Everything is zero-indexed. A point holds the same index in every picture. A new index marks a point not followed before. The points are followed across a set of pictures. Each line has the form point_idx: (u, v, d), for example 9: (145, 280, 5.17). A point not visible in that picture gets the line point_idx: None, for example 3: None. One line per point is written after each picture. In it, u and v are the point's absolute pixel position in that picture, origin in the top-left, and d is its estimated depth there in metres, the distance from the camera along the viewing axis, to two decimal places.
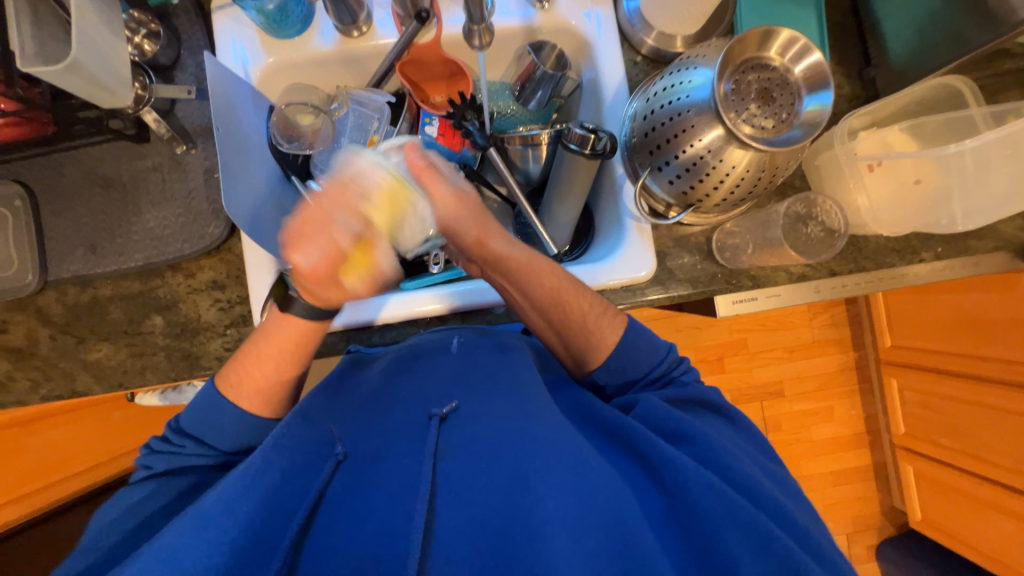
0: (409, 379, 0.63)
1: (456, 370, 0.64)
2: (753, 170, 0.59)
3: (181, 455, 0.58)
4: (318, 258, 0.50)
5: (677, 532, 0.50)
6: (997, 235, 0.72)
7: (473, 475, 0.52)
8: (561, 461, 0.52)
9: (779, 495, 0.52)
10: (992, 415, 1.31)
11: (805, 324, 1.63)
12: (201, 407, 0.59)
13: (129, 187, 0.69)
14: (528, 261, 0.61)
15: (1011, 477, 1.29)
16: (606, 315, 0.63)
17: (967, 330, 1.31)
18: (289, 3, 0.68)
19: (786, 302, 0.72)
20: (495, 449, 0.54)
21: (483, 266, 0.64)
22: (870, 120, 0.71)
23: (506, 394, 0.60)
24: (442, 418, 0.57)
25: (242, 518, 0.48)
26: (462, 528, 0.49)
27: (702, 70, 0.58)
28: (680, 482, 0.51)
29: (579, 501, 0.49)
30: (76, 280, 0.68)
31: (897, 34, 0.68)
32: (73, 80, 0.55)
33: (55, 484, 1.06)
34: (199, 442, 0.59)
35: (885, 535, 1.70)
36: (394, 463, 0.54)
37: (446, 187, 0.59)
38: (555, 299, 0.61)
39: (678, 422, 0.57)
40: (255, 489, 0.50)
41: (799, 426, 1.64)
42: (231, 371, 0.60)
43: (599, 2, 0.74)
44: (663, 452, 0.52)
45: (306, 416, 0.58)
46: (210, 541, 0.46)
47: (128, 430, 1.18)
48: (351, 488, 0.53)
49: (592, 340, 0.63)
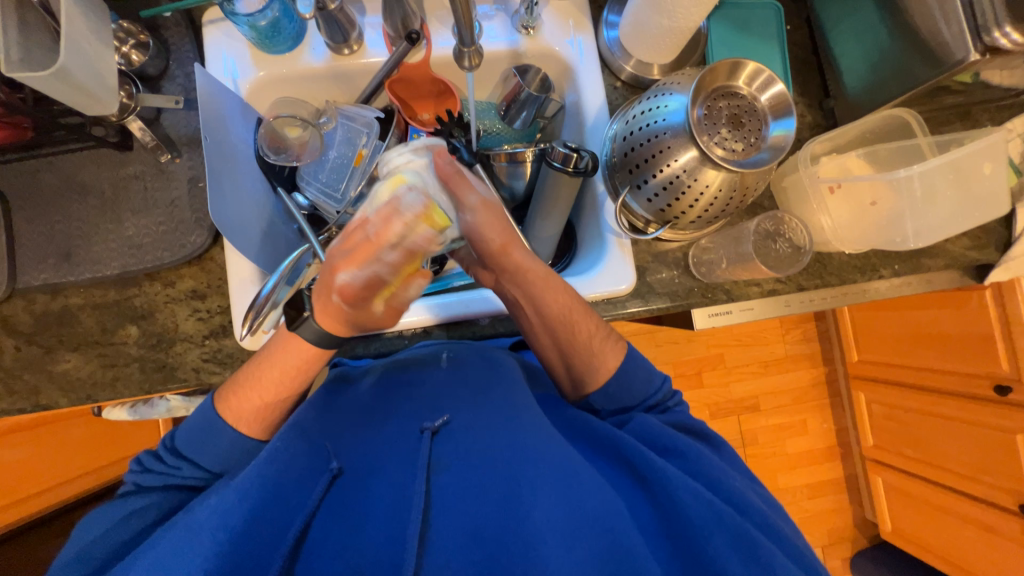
0: (402, 394, 0.63)
1: (451, 383, 0.64)
2: (725, 190, 0.63)
3: (176, 476, 0.57)
4: (358, 279, 0.51)
5: (666, 541, 0.52)
6: (947, 253, 0.78)
7: (468, 489, 0.53)
8: (551, 472, 0.53)
9: (765, 507, 0.55)
10: (952, 426, 1.37)
11: (778, 340, 1.69)
12: (198, 426, 0.57)
13: (109, 194, 0.68)
14: (545, 276, 0.63)
15: (973, 486, 1.35)
16: (608, 340, 0.65)
17: (927, 345, 1.39)
18: (281, 20, 0.69)
19: (758, 316, 0.76)
20: (487, 462, 0.55)
21: (500, 276, 0.65)
22: (831, 145, 0.76)
23: (499, 407, 0.61)
24: (434, 432, 0.58)
25: (235, 529, 0.47)
26: (458, 540, 0.50)
27: (677, 96, 0.62)
28: (668, 491, 0.52)
29: (571, 511, 0.50)
30: (46, 288, 0.66)
31: (851, 70, 0.74)
32: (60, 87, 0.55)
33: (15, 505, 1.00)
34: (197, 466, 0.57)
35: (858, 547, 1.73)
36: (392, 479, 0.54)
37: (474, 197, 0.57)
38: (565, 319, 0.63)
39: (666, 437, 0.58)
40: (248, 499, 0.49)
41: (774, 439, 1.68)
42: (231, 392, 0.59)
43: (582, 31, 0.78)
44: (654, 464, 0.53)
45: (303, 432, 0.56)
46: (203, 547, 0.45)
47: (91, 449, 1.12)
48: (345, 504, 0.53)
49: (593, 362, 0.64)
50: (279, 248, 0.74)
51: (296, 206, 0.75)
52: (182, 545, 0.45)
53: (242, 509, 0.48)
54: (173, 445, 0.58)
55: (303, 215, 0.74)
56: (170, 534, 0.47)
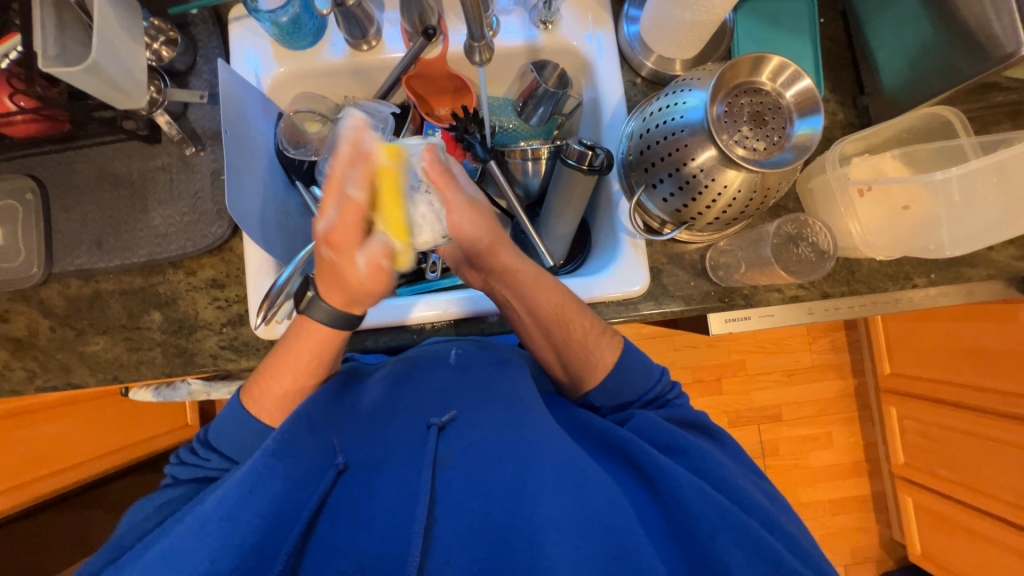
0: (409, 388, 0.63)
1: (455, 380, 0.63)
2: (745, 191, 0.60)
3: (203, 468, 0.60)
4: (335, 221, 0.49)
5: (674, 542, 0.50)
6: (990, 263, 0.72)
7: (473, 487, 0.53)
8: (555, 470, 0.52)
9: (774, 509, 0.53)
10: (991, 448, 1.29)
11: (805, 349, 1.62)
12: (225, 419, 0.61)
13: (138, 185, 0.71)
14: (534, 276, 0.63)
15: (1012, 512, 1.26)
16: (603, 335, 0.63)
17: (968, 360, 1.30)
18: (303, 16, 0.70)
19: (779, 322, 0.72)
20: (491, 461, 0.54)
21: (488, 277, 0.66)
22: (864, 145, 0.72)
23: (504, 403, 0.60)
24: (441, 428, 0.58)
25: (244, 522, 0.48)
26: (463, 536, 0.50)
27: (696, 92, 0.60)
28: (674, 493, 0.50)
29: (574, 509, 0.49)
30: (79, 273, 0.70)
31: (890, 66, 0.70)
32: (92, 81, 0.58)
33: (48, 476, 1.05)
34: (224, 457, 0.60)
35: (883, 569, 1.65)
36: (396, 472, 0.55)
37: (462, 196, 0.56)
38: (557, 318, 0.63)
39: (671, 436, 0.56)
40: (258, 496, 0.49)
41: (797, 451, 1.62)
42: (254, 386, 0.62)
43: (601, 25, 0.76)
44: (658, 461, 0.52)
45: (307, 419, 0.55)
46: (209, 541, 0.46)
47: (110, 429, 1.17)
48: (351, 499, 0.53)
49: (590, 359, 0.63)
50: (295, 241, 0.76)
51: (313, 198, 0.76)
52: (188, 542, 0.46)
53: (248, 505, 0.48)
54: (206, 439, 0.62)
55: (319, 208, 0.75)
56: (176, 533, 0.47)
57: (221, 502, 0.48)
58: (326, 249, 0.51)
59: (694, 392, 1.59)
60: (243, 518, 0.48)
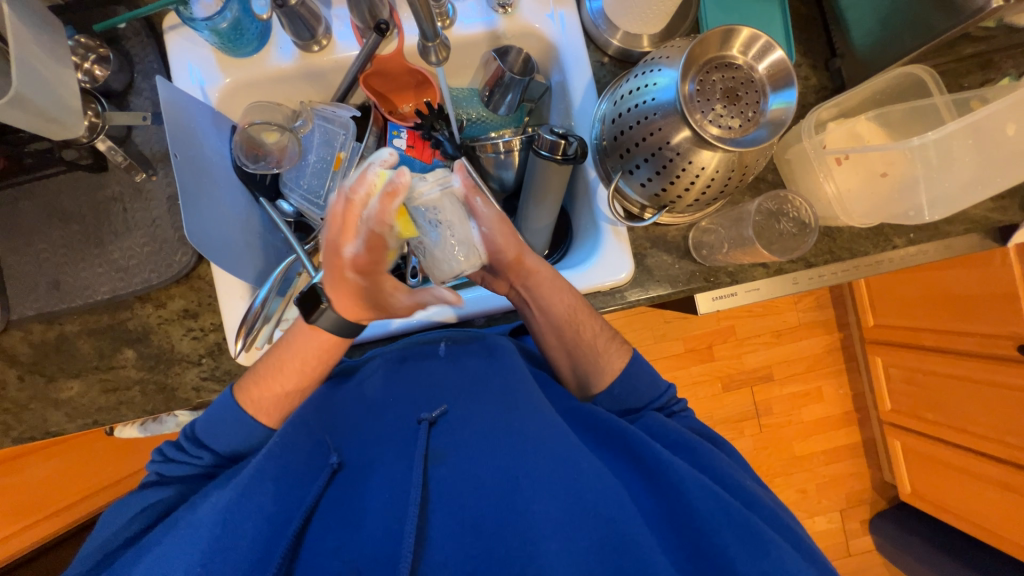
0: (405, 379, 0.61)
1: (448, 374, 0.62)
2: (723, 171, 0.59)
3: (191, 466, 0.58)
4: (363, 247, 0.51)
5: (672, 532, 0.50)
6: (966, 218, 0.73)
7: (467, 481, 0.52)
8: (552, 464, 0.52)
9: (776, 506, 0.55)
10: (977, 389, 1.33)
11: (791, 308, 1.65)
12: (214, 423, 0.58)
13: (91, 219, 0.67)
14: (552, 278, 0.62)
15: (996, 447, 1.32)
16: (613, 341, 0.65)
17: (947, 306, 1.34)
18: (243, 21, 0.65)
19: (766, 295, 0.72)
20: (488, 452, 0.54)
21: (512, 280, 0.64)
22: (838, 111, 0.72)
23: (497, 400, 0.59)
24: (431, 422, 0.57)
25: (234, 525, 0.47)
26: (459, 536, 0.48)
27: (666, 71, 0.57)
28: (676, 484, 0.51)
29: (571, 501, 0.49)
30: (41, 317, 0.66)
31: (859, 26, 0.68)
32: (19, 114, 0.53)
33: (56, 513, 1.09)
34: (215, 454, 0.58)
35: (877, 509, 1.72)
36: (386, 473, 0.53)
37: (492, 211, 0.58)
38: (570, 320, 0.63)
39: (677, 433, 0.59)
40: (248, 500, 0.48)
41: (790, 408, 1.66)
42: (249, 390, 0.58)
43: (563, 3, 0.73)
44: (659, 455, 0.53)
45: (304, 423, 0.56)
46: (200, 544, 0.45)
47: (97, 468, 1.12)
48: (344, 497, 0.53)
49: (600, 364, 0.64)
50: (267, 259, 0.72)
51: (278, 214, 0.73)
52: (182, 544, 0.46)
53: (240, 509, 0.47)
54: (193, 436, 0.59)
55: (286, 223, 0.72)
56: (174, 537, 0.47)
57: (217, 505, 0.48)
58: (347, 272, 0.53)
59: (688, 361, 1.61)
60: (239, 522, 0.47)
